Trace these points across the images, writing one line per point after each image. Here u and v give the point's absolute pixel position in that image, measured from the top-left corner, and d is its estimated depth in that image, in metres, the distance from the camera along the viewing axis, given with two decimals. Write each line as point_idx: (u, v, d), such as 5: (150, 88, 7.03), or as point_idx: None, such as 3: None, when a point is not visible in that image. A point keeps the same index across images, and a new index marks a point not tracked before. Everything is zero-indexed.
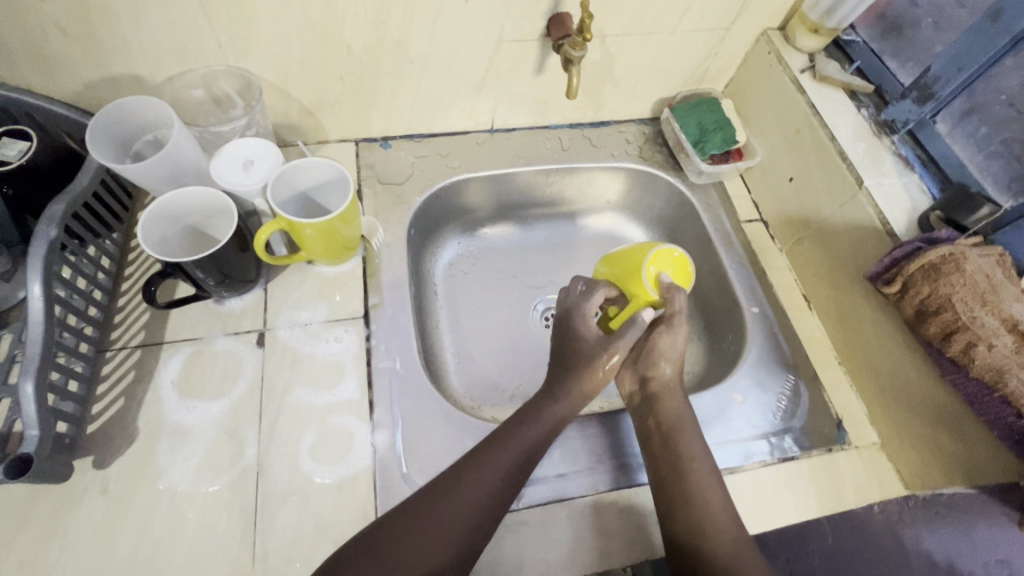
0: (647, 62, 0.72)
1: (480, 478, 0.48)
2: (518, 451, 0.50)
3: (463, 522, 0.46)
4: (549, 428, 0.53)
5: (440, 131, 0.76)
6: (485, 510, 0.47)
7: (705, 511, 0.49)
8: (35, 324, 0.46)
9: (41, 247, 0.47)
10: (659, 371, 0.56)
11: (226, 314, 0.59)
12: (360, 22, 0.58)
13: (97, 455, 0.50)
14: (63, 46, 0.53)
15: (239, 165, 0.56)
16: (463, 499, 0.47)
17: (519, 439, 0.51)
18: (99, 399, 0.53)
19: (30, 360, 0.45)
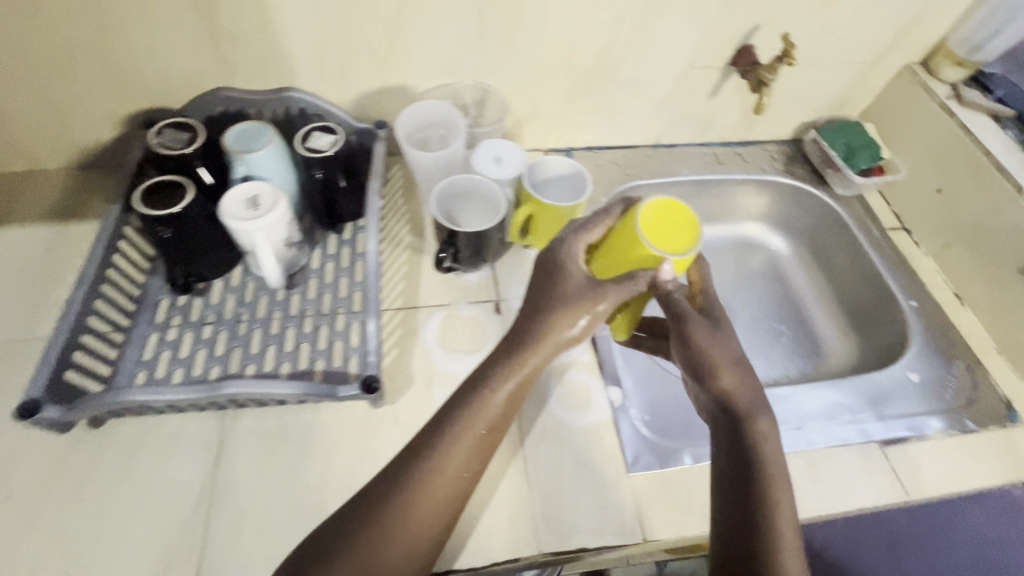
0: (803, 89, 0.83)
1: (415, 467, 0.45)
2: (478, 425, 0.46)
3: (406, 523, 0.44)
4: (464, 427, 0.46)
5: (614, 144, 0.87)
6: (435, 492, 0.45)
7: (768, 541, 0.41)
8: (372, 272, 0.61)
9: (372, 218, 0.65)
10: (722, 378, 0.46)
11: (465, 285, 0.69)
12: (590, 49, 0.70)
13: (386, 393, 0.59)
14: (364, 62, 0.66)
15: (492, 160, 0.67)
16: (391, 515, 0.43)
17: (481, 409, 0.46)
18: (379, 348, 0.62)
19: (372, 300, 0.59)
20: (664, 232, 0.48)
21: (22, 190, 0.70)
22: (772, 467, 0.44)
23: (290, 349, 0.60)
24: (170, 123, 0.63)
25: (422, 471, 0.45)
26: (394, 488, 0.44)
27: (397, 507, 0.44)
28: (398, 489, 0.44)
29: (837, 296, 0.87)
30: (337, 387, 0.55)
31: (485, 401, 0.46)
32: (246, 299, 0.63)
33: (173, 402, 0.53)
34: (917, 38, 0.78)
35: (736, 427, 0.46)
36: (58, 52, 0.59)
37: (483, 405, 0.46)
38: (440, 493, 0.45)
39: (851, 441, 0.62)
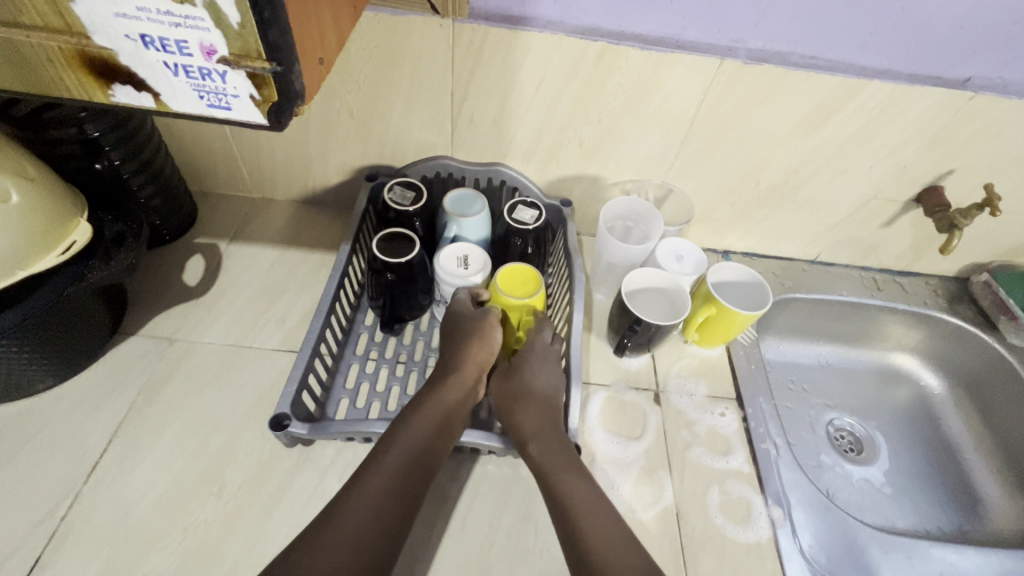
0: (981, 233, 0.82)
1: (400, 437, 0.52)
2: (431, 417, 0.54)
3: (383, 471, 0.49)
4: (436, 412, 0.55)
5: (770, 254, 0.89)
6: (419, 462, 0.51)
7: (603, 557, 0.47)
8: (575, 344, 0.64)
9: (580, 289, 0.68)
10: (521, 405, 0.59)
11: (627, 370, 0.71)
12: (779, 169, 0.74)
13: None
14: (571, 153, 0.73)
15: (675, 258, 0.71)
16: (389, 462, 0.50)
17: (427, 410, 0.55)
18: None
19: (575, 371, 0.62)
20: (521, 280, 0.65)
21: (254, 214, 0.81)
22: (570, 499, 0.51)
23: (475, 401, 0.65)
24: (400, 182, 0.71)
25: (417, 436, 0.52)
26: (387, 452, 0.50)
27: (390, 467, 0.50)
28: (392, 442, 0.51)
29: (998, 449, 0.81)
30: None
31: (441, 399, 0.56)
32: (433, 345, 0.70)
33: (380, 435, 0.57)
34: None
35: (546, 488, 0.53)
36: (329, 114, 0.70)
37: (425, 404, 0.55)
38: (419, 461, 0.51)
39: None
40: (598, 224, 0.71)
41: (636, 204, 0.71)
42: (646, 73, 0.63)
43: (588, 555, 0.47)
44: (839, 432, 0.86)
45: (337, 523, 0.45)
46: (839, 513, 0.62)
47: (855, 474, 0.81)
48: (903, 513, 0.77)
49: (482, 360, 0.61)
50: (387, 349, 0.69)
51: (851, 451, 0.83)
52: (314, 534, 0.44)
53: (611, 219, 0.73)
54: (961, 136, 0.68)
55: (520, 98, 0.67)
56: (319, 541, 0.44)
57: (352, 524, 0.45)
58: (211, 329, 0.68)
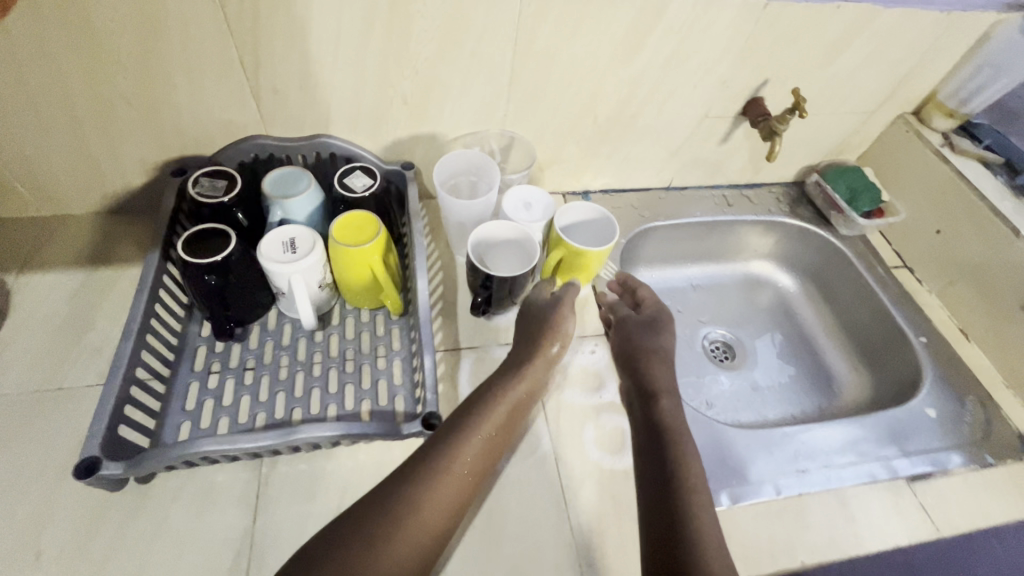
0: (806, 136, 0.88)
1: (464, 427, 0.49)
2: (502, 405, 0.52)
3: (452, 456, 0.47)
4: (511, 402, 0.53)
5: (629, 188, 0.90)
6: (480, 455, 0.48)
7: (692, 534, 0.42)
8: (423, 309, 0.58)
9: (422, 254, 0.62)
10: (654, 368, 0.58)
11: (496, 328, 0.70)
12: (613, 100, 0.73)
13: None
14: (399, 113, 0.69)
15: (522, 207, 0.69)
16: (457, 446, 0.47)
17: (505, 399, 0.52)
18: None
19: (426, 340, 0.57)
20: (357, 229, 0.62)
21: (49, 236, 0.69)
22: (684, 463, 0.47)
23: (338, 392, 0.61)
24: (206, 171, 0.63)
25: (485, 423, 0.50)
26: (461, 437, 0.48)
27: (450, 459, 0.46)
28: (462, 425, 0.49)
29: (844, 330, 0.90)
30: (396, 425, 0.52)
31: (511, 388, 0.53)
32: (284, 343, 0.64)
33: (230, 454, 0.51)
34: (910, 90, 0.83)
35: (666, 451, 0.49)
36: (101, 105, 0.60)
37: (499, 392, 0.53)
38: (480, 456, 0.49)
39: (885, 477, 0.64)
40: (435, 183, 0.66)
41: (476, 158, 0.67)
42: (450, 14, 0.59)
43: (681, 534, 0.42)
44: (712, 342, 0.91)
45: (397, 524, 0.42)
46: (710, 424, 0.66)
47: (729, 379, 0.87)
48: (769, 405, 0.84)
49: (553, 353, 0.59)
50: (323, 348, 0.64)
51: (723, 358, 0.89)
52: (373, 519, 0.42)
53: (452, 176, 0.69)
54: (766, 44, 0.70)
55: (321, 58, 0.60)
56: (368, 546, 0.40)
57: (413, 510, 0.43)
58: (4, 378, 0.58)
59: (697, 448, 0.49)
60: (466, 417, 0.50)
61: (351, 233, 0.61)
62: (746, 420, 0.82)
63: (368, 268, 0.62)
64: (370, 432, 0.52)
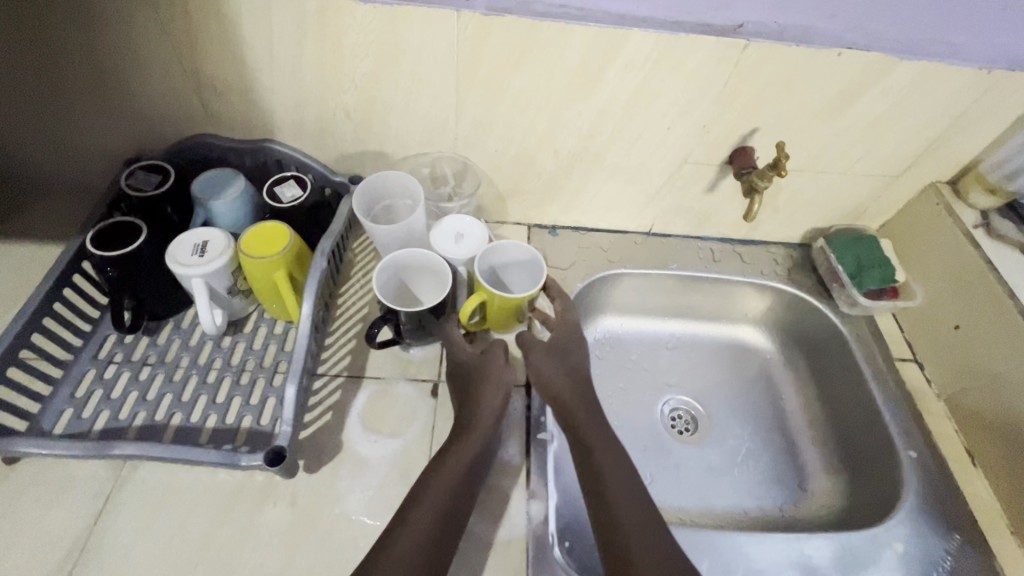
0: (812, 196, 0.77)
1: (418, 502, 0.51)
2: (452, 475, 0.53)
3: (412, 536, 0.48)
4: (461, 473, 0.53)
5: (603, 227, 0.83)
6: (439, 528, 0.49)
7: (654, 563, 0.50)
8: (303, 333, 0.57)
9: (316, 274, 0.59)
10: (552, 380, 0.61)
11: (408, 360, 0.66)
12: (574, 134, 0.68)
13: (307, 462, 0.57)
14: (343, 126, 0.67)
15: (452, 237, 0.65)
16: (415, 527, 0.49)
17: (451, 466, 0.53)
18: (311, 410, 0.60)
19: (297, 365, 0.55)
20: (269, 239, 0.60)
21: (17, 207, 0.74)
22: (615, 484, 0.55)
23: (222, 405, 0.59)
24: (143, 166, 0.64)
25: (438, 500, 0.51)
26: (416, 515, 0.50)
27: (412, 536, 0.48)
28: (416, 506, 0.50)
29: (829, 422, 0.78)
30: (235, 456, 0.50)
31: (460, 455, 0.54)
32: (190, 343, 0.64)
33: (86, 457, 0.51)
34: (944, 156, 0.71)
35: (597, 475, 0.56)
36: (56, 91, 0.62)
37: (445, 463, 0.53)
38: (439, 530, 0.49)
39: None
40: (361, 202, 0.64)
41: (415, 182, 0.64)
42: (382, 30, 0.56)
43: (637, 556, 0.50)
44: (674, 410, 0.82)
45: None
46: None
47: (681, 458, 0.77)
48: (720, 494, 0.73)
49: (498, 406, 0.58)
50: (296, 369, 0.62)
51: (683, 430, 0.79)
52: None
53: (387, 196, 0.66)
54: (749, 90, 0.62)
55: (257, 64, 0.60)
56: None
57: None
58: None
59: (629, 486, 0.56)
60: (419, 497, 0.51)
61: (264, 242, 0.60)
62: (688, 507, 0.72)
63: (271, 280, 0.60)
64: (206, 457, 0.50)
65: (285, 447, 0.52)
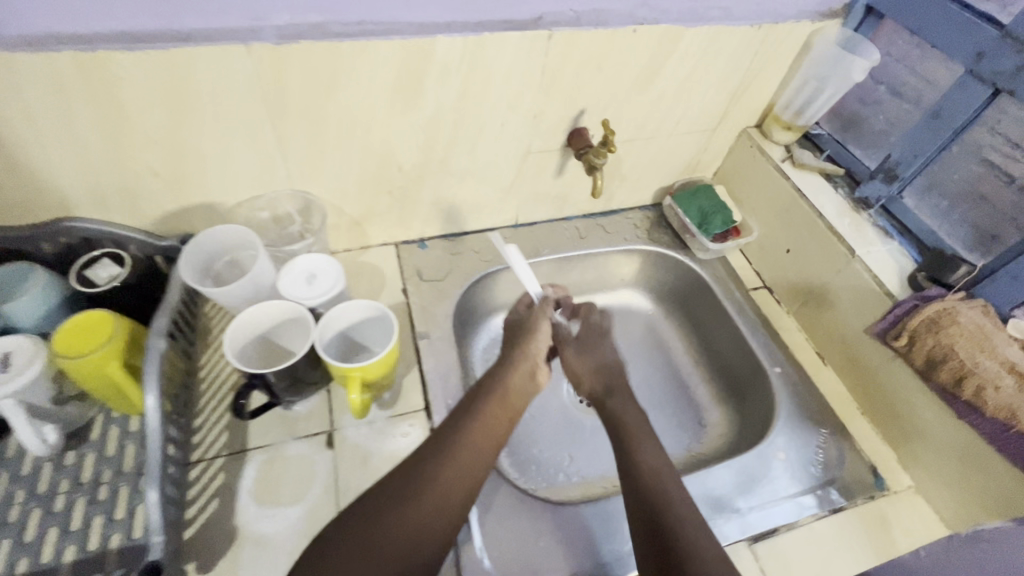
0: (650, 160, 0.83)
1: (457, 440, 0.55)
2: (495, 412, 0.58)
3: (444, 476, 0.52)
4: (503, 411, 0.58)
5: (471, 229, 0.83)
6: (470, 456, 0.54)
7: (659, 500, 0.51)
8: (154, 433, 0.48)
9: (155, 357, 0.50)
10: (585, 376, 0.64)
11: (294, 417, 0.61)
12: (412, 146, 0.66)
13: (199, 560, 0.52)
14: (156, 184, 0.59)
15: (303, 279, 0.61)
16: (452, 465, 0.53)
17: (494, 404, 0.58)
18: (192, 503, 0.54)
19: (153, 471, 0.47)
20: (93, 330, 0.53)
21: None
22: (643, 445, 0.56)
23: (80, 529, 0.52)
24: None
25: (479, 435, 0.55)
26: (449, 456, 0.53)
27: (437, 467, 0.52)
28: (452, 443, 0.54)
29: (710, 358, 0.85)
30: None
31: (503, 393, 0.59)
32: (23, 474, 0.54)
33: None
34: (746, 104, 0.79)
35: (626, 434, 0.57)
36: None
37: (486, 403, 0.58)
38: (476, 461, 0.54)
39: (728, 535, 0.59)
40: (189, 264, 0.57)
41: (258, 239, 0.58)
42: (166, 77, 0.51)
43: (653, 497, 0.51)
44: None
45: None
46: (524, 504, 0.62)
47: (594, 430, 0.80)
48: None
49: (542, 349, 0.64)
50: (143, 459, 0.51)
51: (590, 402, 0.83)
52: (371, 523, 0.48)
53: (227, 250, 0.60)
54: (565, 75, 0.64)
55: (18, 136, 0.51)
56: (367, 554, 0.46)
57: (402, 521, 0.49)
58: None
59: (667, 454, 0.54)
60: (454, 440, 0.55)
61: (87, 335, 0.52)
62: (606, 477, 0.75)
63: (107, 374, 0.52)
64: None
65: (160, 558, 0.47)
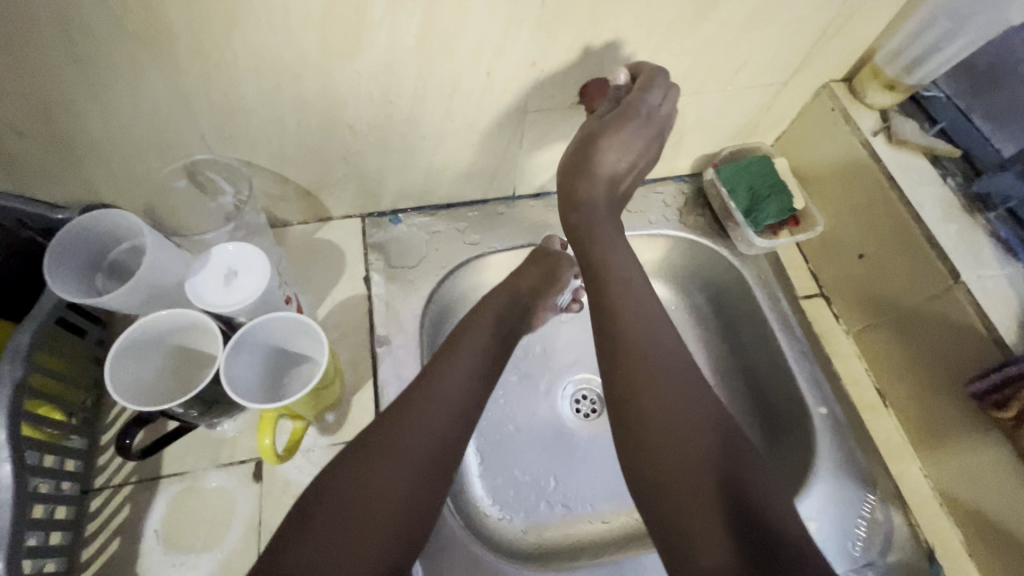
0: (691, 121, 0.63)
1: (426, 386, 0.48)
2: (463, 362, 0.50)
3: (418, 426, 0.45)
4: (473, 361, 0.51)
5: (455, 200, 0.67)
6: (441, 403, 0.47)
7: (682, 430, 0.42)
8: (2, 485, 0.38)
9: (3, 389, 0.40)
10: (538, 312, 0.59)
11: (217, 440, 0.51)
12: (365, 102, 0.50)
13: None
14: (24, 149, 0.45)
15: (221, 278, 0.47)
16: (423, 412, 0.46)
17: (463, 352, 0.51)
18: (89, 543, 0.47)
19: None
20: None
21: None
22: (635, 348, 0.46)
23: None
24: None
25: (450, 382, 0.48)
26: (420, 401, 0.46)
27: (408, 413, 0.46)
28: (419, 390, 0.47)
29: None
30: None
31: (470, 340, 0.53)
32: None
33: None
34: (836, 50, 0.57)
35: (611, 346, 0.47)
36: None
37: (455, 349, 0.51)
38: (454, 410, 0.47)
39: None
40: (62, 258, 0.45)
41: (150, 230, 0.45)
42: None
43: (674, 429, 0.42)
44: (577, 389, 0.72)
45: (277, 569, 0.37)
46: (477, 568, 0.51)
47: (588, 451, 0.68)
48: None
49: (530, 283, 0.59)
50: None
51: (588, 413, 0.70)
52: (339, 487, 0.41)
53: (124, 235, 0.47)
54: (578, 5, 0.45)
55: None
56: (343, 521, 0.39)
57: (381, 486, 0.41)
58: None
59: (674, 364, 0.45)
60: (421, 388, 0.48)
61: None
62: (595, 512, 0.64)
63: None
64: None
65: None
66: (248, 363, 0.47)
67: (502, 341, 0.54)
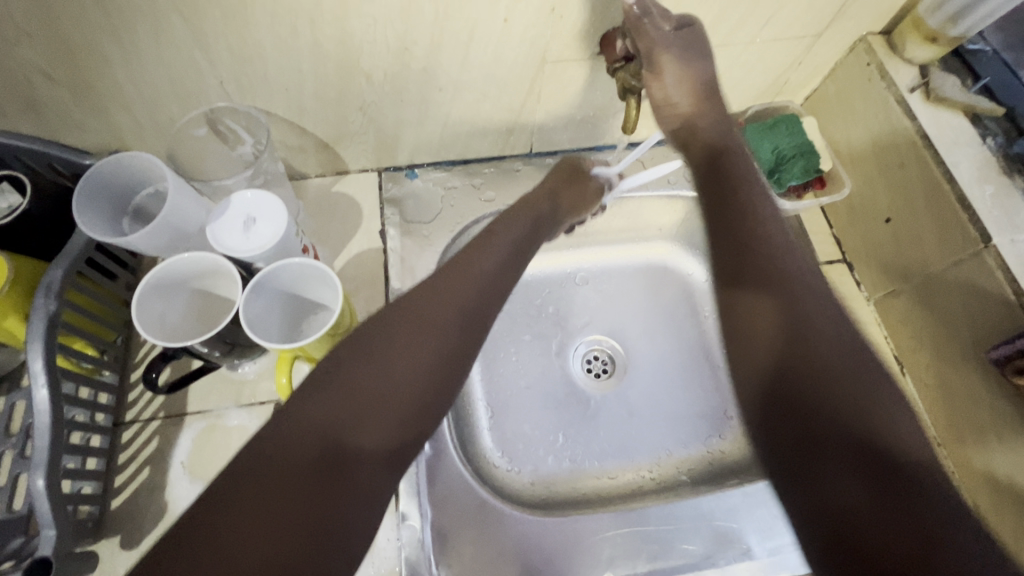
0: (716, 77, 0.61)
1: (453, 273, 0.46)
2: (489, 257, 0.49)
3: (444, 308, 0.44)
4: (501, 256, 0.50)
5: (472, 157, 0.67)
6: (469, 290, 0.46)
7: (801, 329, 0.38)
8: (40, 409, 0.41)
9: (41, 320, 0.42)
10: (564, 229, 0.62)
11: (239, 382, 0.53)
12: (381, 49, 0.49)
13: (125, 534, 0.48)
14: (52, 92, 0.46)
15: (239, 224, 0.49)
16: (451, 296, 0.45)
17: (491, 247, 0.50)
18: (122, 471, 0.50)
19: (38, 456, 0.40)
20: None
21: None
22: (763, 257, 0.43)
23: None
24: None
25: (477, 271, 0.47)
26: (447, 286, 0.45)
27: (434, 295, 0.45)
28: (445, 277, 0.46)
29: None
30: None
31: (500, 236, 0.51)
32: None
33: None
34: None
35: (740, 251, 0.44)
36: None
37: (483, 244, 0.50)
38: (479, 298, 0.46)
39: None
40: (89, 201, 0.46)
41: (171, 176, 0.46)
42: None
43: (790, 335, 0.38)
44: (589, 349, 0.72)
45: (299, 413, 0.36)
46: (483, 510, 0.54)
47: (598, 409, 0.68)
48: (639, 441, 0.67)
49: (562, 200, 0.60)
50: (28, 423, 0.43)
51: (599, 373, 0.71)
52: (366, 357, 0.40)
53: (150, 180, 0.49)
54: None
55: None
56: (370, 387, 0.38)
57: (408, 359, 0.41)
58: None
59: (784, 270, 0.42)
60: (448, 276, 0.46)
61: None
62: (602, 468, 0.65)
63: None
64: None
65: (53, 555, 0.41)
66: (266, 305, 0.48)
67: (531, 240, 0.54)
